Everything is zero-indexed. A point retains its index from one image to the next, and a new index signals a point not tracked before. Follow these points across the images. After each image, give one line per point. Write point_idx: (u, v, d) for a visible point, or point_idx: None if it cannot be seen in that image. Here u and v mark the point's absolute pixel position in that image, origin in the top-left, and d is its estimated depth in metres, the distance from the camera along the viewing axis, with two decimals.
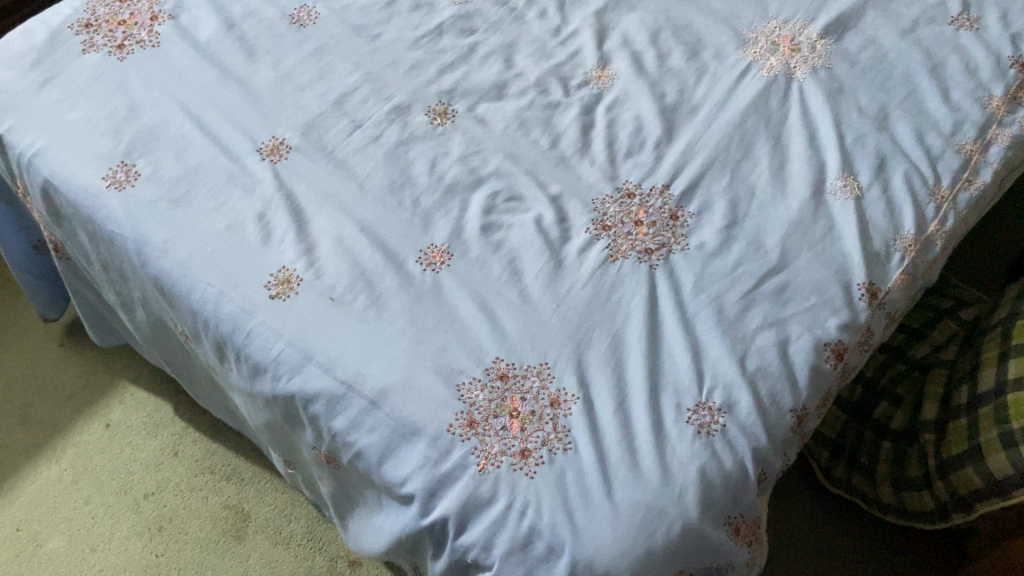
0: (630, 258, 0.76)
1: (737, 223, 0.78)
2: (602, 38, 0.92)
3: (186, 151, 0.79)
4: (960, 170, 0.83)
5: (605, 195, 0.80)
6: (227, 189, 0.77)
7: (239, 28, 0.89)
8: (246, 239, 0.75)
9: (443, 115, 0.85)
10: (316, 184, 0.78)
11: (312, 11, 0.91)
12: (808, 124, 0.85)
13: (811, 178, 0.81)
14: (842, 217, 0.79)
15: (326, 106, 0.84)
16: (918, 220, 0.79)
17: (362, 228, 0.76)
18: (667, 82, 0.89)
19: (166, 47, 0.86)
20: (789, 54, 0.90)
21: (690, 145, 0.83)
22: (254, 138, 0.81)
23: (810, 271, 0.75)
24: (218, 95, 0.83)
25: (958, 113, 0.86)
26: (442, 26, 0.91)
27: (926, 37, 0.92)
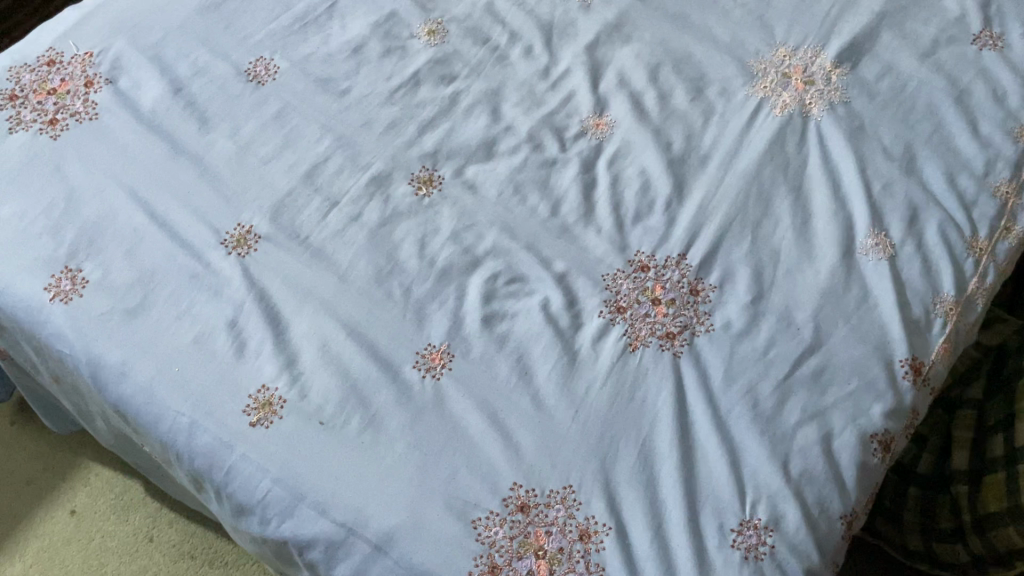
0: (651, 346, 0.68)
1: (764, 295, 0.71)
2: (596, 77, 0.83)
3: (139, 250, 0.70)
4: (997, 216, 0.76)
5: (615, 269, 0.72)
6: (190, 293, 0.68)
7: (189, 91, 0.78)
8: (218, 355, 0.65)
9: (428, 183, 0.75)
10: (292, 279, 0.69)
11: (270, 63, 0.80)
12: (831, 171, 0.77)
13: (838, 236, 0.73)
14: (877, 282, 0.71)
15: (295, 181, 0.74)
16: (958, 279, 0.72)
17: (349, 331, 0.67)
18: (672, 127, 0.80)
19: (106, 119, 0.76)
20: (803, 87, 0.82)
21: (704, 204, 0.75)
22: (216, 227, 0.71)
23: (847, 349, 0.68)
24: (172, 176, 0.73)
25: (989, 150, 0.78)
26: (418, 75, 0.81)
27: (948, 60, 0.84)
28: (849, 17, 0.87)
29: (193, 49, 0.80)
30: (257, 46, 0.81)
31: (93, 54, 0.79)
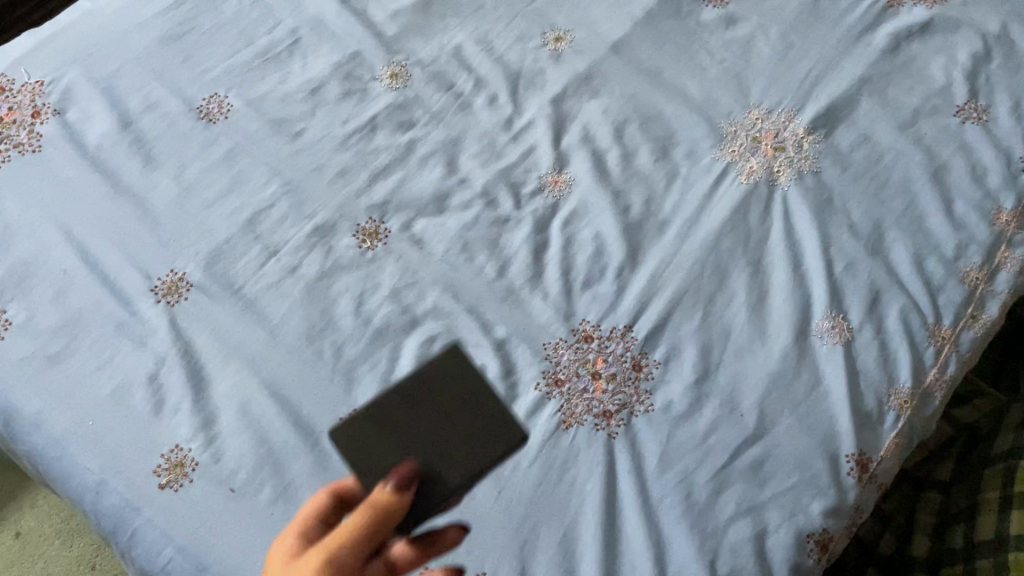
0: (585, 425, 0.65)
1: (711, 375, 0.68)
2: (559, 132, 0.80)
3: (67, 293, 0.68)
4: (964, 303, 0.72)
5: (557, 338, 0.69)
6: (114, 342, 0.66)
7: (137, 126, 0.76)
8: (134, 410, 0.64)
9: (373, 235, 0.73)
10: (220, 332, 0.67)
11: (224, 101, 0.78)
12: (793, 245, 0.74)
13: (794, 316, 0.70)
14: (830, 369, 0.68)
15: (236, 228, 0.72)
16: (916, 370, 0.69)
17: (272, 392, 0.65)
18: (632, 190, 0.77)
19: (49, 154, 0.74)
20: (772, 154, 0.79)
21: (657, 273, 0.72)
22: (149, 273, 0.69)
23: (791, 440, 0.65)
24: (108, 216, 0.71)
25: (962, 233, 0.75)
26: (376, 120, 0.79)
27: (928, 132, 0.80)
28: (828, 80, 0.83)
29: (146, 82, 0.78)
30: (212, 82, 0.79)
31: (44, 83, 0.77)
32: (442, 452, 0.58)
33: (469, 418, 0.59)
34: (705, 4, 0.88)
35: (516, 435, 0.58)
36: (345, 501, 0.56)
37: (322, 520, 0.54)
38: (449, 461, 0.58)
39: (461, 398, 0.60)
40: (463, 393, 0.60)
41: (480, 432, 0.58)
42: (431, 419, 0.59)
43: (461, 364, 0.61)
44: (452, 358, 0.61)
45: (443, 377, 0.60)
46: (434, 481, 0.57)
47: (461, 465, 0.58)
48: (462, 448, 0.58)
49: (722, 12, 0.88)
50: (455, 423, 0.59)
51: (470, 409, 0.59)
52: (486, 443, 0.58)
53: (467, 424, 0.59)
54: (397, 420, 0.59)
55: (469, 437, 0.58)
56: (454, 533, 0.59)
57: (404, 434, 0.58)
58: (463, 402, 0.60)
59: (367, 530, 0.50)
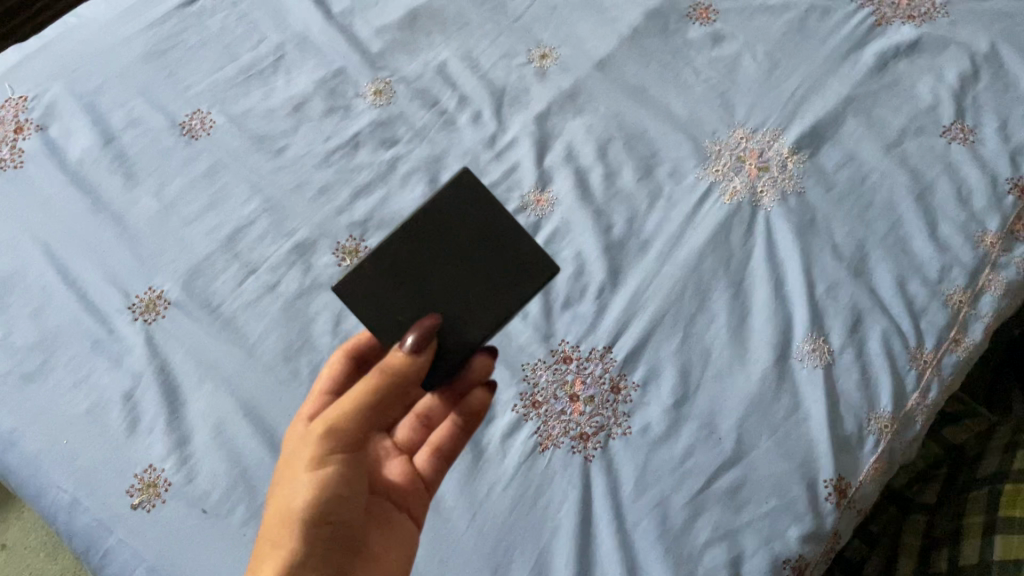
0: (562, 447, 0.65)
1: (689, 398, 0.67)
2: (543, 150, 0.80)
3: (44, 310, 0.68)
4: (947, 326, 0.71)
5: (536, 359, 0.69)
6: (90, 360, 0.66)
7: (119, 142, 0.76)
8: (109, 429, 0.64)
9: (353, 253, 0.73)
10: (197, 351, 0.67)
11: (207, 117, 0.78)
12: (775, 266, 0.73)
13: (774, 338, 0.70)
14: (809, 392, 0.68)
15: (215, 246, 0.72)
16: (897, 394, 0.69)
17: (247, 413, 0.65)
18: (615, 209, 0.77)
19: (31, 170, 0.74)
20: (756, 174, 0.78)
21: (638, 294, 0.72)
22: (127, 291, 0.69)
23: (769, 464, 0.65)
24: (88, 233, 0.71)
25: (945, 255, 0.74)
26: (359, 137, 0.79)
27: (913, 152, 0.80)
28: (814, 100, 0.83)
29: (129, 98, 0.78)
30: (196, 98, 0.79)
31: (27, 99, 0.78)
32: (465, 299, 0.55)
33: (490, 255, 0.56)
34: (692, 21, 0.88)
35: (542, 272, 0.56)
36: (364, 363, 0.59)
37: (337, 393, 0.58)
38: (473, 308, 0.55)
39: (477, 224, 0.56)
40: (480, 205, 0.56)
41: (507, 275, 0.56)
42: (438, 250, 0.55)
43: (476, 198, 0.56)
44: (460, 186, 0.56)
45: (454, 219, 0.56)
46: (457, 329, 0.55)
47: (488, 312, 0.55)
48: (481, 296, 0.55)
49: (709, 30, 0.87)
50: (478, 256, 0.56)
51: (483, 238, 0.56)
52: (505, 262, 0.56)
53: (491, 260, 0.56)
54: (410, 264, 0.55)
55: (496, 281, 0.56)
56: (481, 396, 0.61)
57: (425, 289, 0.55)
58: (487, 235, 0.56)
59: (384, 388, 0.51)
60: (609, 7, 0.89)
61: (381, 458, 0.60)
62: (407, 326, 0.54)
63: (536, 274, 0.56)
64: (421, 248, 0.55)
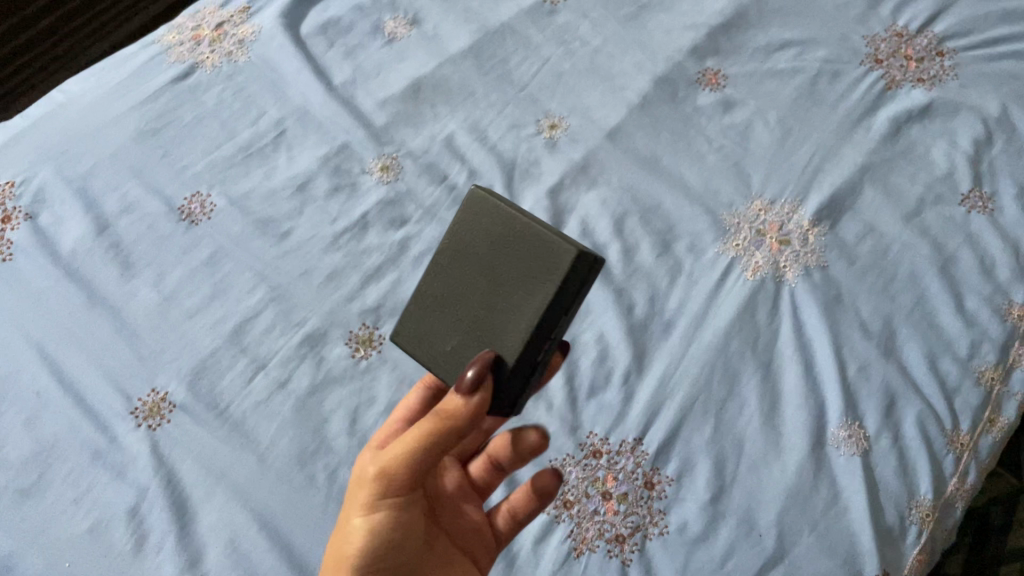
0: (598, 551, 0.63)
1: (725, 493, 0.65)
2: (557, 225, 0.78)
3: (40, 417, 0.66)
4: (981, 407, 0.70)
5: (565, 454, 0.67)
6: (91, 471, 0.63)
7: (114, 230, 0.74)
8: (114, 549, 0.60)
9: (367, 343, 0.69)
10: (205, 458, 0.64)
11: (207, 200, 0.76)
12: (803, 347, 0.71)
13: (808, 425, 0.68)
14: (848, 482, 0.66)
15: (220, 340, 0.69)
16: (936, 481, 0.66)
17: (262, 525, 0.61)
18: (635, 287, 0.74)
19: (20, 262, 0.72)
20: (777, 248, 0.76)
21: (665, 380, 0.69)
22: (129, 393, 0.66)
23: (811, 562, 0.63)
24: (84, 330, 0.69)
25: (974, 330, 0.73)
26: (367, 217, 0.76)
27: (934, 222, 0.78)
28: (830, 167, 0.81)
29: (123, 180, 0.76)
30: (194, 179, 0.77)
31: (14, 183, 0.76)
32: (499, 306, 0.51)
33: (513, 258, 0.51)
34: (701, 87, 0.86)
35: (565, 254, 0.49)
36: (443, 394, 0.61)
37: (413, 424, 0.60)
38: (506, 314, 0.51)
39: (491, 231, 0.53)
40: (487, 212, 0.53)
41: (531, 270, 0.50)
42: (469, 268, 0.53)
43: (484, 206, 0.53)
44: (470, 203, 0.54)
45: (477, 228, 0.53)
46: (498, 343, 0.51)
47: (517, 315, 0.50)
48: (510, 300, 0.51)
49: (719, 96, 0.86)
50: (499, 260, 0.52)
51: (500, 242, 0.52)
52: (519, 257, 0.51)
53: (511, 261, 0.51)
54: (448, 294, 0.54)
55: (523, 278, 0.50)
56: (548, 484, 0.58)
57: (461, 309, 0.53)
58: (505, 236, 0.52)
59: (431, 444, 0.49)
60: (616, 74, 0.87)
61: (456, 497, 0.62)
62: (456, 352, 0.53)
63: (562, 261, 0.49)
64: (452, 273, 0.54)
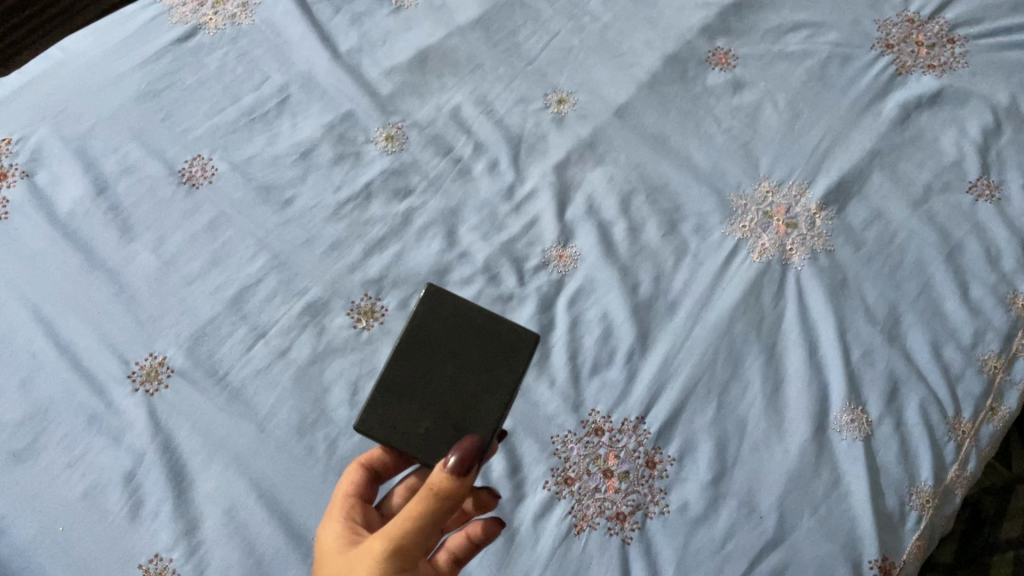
0: (598, 529, 0.63)
1: (727, 474, 0.65)
2: (564, 201, 0.76)
3: (35, 380, 0.66)
4: (983, 396, 0.70)
5: (566, 431, 0.66)
6: (86, 436, 0.64)
7: (113, 192, 0.73)
8: (109, 514, 0.61)
9: (369, 314, 0.68)
10: (203, 426, 0.64)
11: (208, 164, 0.74)
12: (807, 330, 0.71)
13: (811, 409, 0.67)
14: (849, 467, 0.65)
15: (220, 307, 0.68)
16: (937, 467, 0.66)
17: (260, 494, 0.62)
18: (640, 266, 0.73)
19: (17, 222, 0.72)
20: (784, 231, 0.75)
21: (668, 359, 0.69)
22: (126, 358, 0.66)
23: (811, 545, 0.63)
24: (81, 293, 0.69)
25: (978, 319, 0.72)
26: (371, 187, 0.75)
27: (941, 210, 0.77)
28: (839, 150, 0.80)
29: (123, 142, 0.75)
30: (195, 142, 0.75)
31: (11, 141, 0.75)
32: (419, 387, 0.52)
33: (436, 341, 0.53)
34: (711, 67, 0.85)
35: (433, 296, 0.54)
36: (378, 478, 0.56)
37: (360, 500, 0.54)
38: (407, 388, 0.52)
39: (458, 332, 0.53)
40: (482, 333, 0.53)
41: (427, 334, 0.53)
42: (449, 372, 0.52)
43: (507, 332, 0.53)
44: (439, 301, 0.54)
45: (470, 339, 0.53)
46: (409, 418, 0.52)
47: (397, 384, 0.52)
48: (419, 418, 0.52)
49: (729, 76, 0.85)
50: (456, 380, 0.52)
51: (411, 359, 0.53)
52: (496, 417, 0.51)
53: (456, 381, 0.52)
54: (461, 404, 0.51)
55: (454, 417, 0.51)
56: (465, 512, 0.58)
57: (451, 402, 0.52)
58: (448, 349, 0.53)
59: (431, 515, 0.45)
60: (625, 51, 0.85)
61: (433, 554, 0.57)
62: (428, 436, 0.51)
63: (468, 391, 0.52)
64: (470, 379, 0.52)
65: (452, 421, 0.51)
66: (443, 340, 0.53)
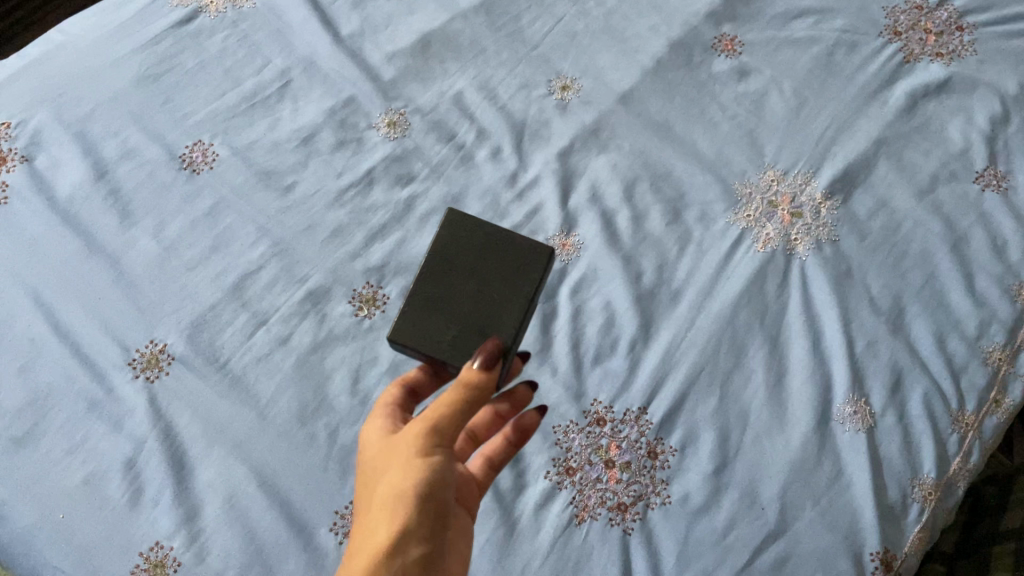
0: (599, 519, 0.63)
1: (729, 465, 0.65)
2: (567, 189, 0.76)
3: (35, 366, 0.65)
4: (987, 387, 0.69)
5: (568, 421, 0.66)
6: (86, 423, 0.63)
7: (113, 176, 0.72)
8: (109, 501, 0.61)
9: (370, 302, 0.68)
10: (204, 412, 0.64)
11: (209, 149, 0.74)
12: (811, 321, 0.70)
13: (814, 400, 0.67)
14: (852, 459, 0.65)
15: (221, 294, 0.68)
16: (940, 460, 0.66)
17: (261, 482, 0.62)
18: (643, 255, 0.73)
19: (17, 207, 0.71)
20: (789, 220, 0.75)
21: (671, 349, 0.68)
22: (126, 345, 0.66)
23: (813, 537, 0.63)
24: (80, 279, 0.68)
25: (983, 311, 0.72)
26: (372, 173, 0.74)
27: (947, 200, 0.77)
28: (845, 139, 0.80)
29: (123, 126, 0.74)
30: (196, 127, 0.75)
31: (10, 125, 0.74)
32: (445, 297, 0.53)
33: (463, 256, 0.55)
34: (717, 53, 0.84)
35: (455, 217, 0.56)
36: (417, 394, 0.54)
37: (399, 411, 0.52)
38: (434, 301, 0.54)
39: (484, 251, 0.55)
40: (493, 243, 0.55)
41: (455, 250, 0.55)
42: (477, 283, 0.54)
43: (522, 248, 0.55)
44: (458, 224, 0.55)
45: (496, 257, 0.55)
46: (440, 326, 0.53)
47: (426, 295, 0.54)
48: (447, 325, 0.53)
49: (735, 63, 0.84)
50: (478, 291, 0.53)
51: (438, 273, 0.54)
52: (517, 317, 0.52)
53: (482, 294, 0.53)
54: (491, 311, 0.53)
55: (476, 324, 0.52)
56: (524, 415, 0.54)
57: (479, 311, 0.53)
58: (473, 265, 0.54)
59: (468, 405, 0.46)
60: (630, 36, 0.85)
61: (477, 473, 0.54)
62: (457, 342, 0.52)
63: (502, 305, 0.53)
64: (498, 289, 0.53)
65: (481, 329, 0.52)
66: (473, 257, 0.55)
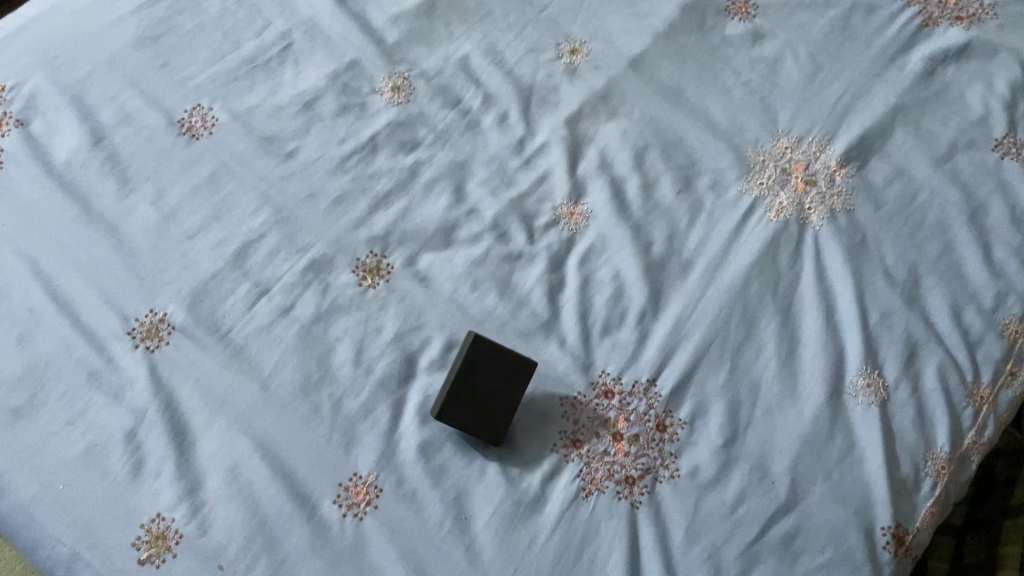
0: (607, 492, 0.62)
1: (739, 438, 0.63)
2: (576, 156, 0.74)
3: (34, 335, 0.64)
4: (1003, 360, 0.68)
5: (576, 393, 0.65)
6: (86, 393, 0.62)
7: (110, 142, 0.71)
8: (110, 474, 0.60)
9: (375, 272, 0.67)
10: (205, 383, 0.63)
11: (208, 113, 0.72)
12: (824, 292, 0.69)
13: (827, 373, 0.66)
14: (864, 433, 0.64)
15: (222, 262, 0.66)
16: (954, 433, 0.65)
17: (264, 454, 0.61)
18: (653, 224, 0.71)
19: (13, 172, 0.70)
20: (803, 188, 0.73)
21: (681, 320, 0.67)
22: (126, 315, 0.65)
23: (823, 511, 0.62)
24: (78, 247, 0.67)
25: (1001, 282, 0.70)
26: (376, 139, 0.72)
27: (965, 168, 0.74)
28: (862, 105, 0.77)
29: (120, 90, 0.73)
30: (195, 91, 0.73)
31: (5, 88, 0.72)
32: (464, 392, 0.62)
33: (475, 367, 0.62)
34: (730, 17, 0.82)
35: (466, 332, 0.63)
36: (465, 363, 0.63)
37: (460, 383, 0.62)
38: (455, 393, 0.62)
39: (490, 354, 0.62)
40: (505, 351, 0.62)
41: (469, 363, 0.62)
42: (489, 381, 0.62)
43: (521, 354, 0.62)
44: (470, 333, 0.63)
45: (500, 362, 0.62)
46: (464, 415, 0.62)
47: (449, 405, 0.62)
48: (468, 416, 0.61)
49: (749, 26, 0.81)
50: (490, 387, 0.62)
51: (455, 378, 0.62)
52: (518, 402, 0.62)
53: (493, 390, 0.62)
54: (499, 399, 0.62)
55: (492, 412, 0.61)
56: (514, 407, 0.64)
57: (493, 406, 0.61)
58: (484, 373, 0.62)
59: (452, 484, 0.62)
60: None
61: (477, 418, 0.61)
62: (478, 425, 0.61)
63: (507, 391, 0.62)
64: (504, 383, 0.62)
65: (493, 415, 0.61)
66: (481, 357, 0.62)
